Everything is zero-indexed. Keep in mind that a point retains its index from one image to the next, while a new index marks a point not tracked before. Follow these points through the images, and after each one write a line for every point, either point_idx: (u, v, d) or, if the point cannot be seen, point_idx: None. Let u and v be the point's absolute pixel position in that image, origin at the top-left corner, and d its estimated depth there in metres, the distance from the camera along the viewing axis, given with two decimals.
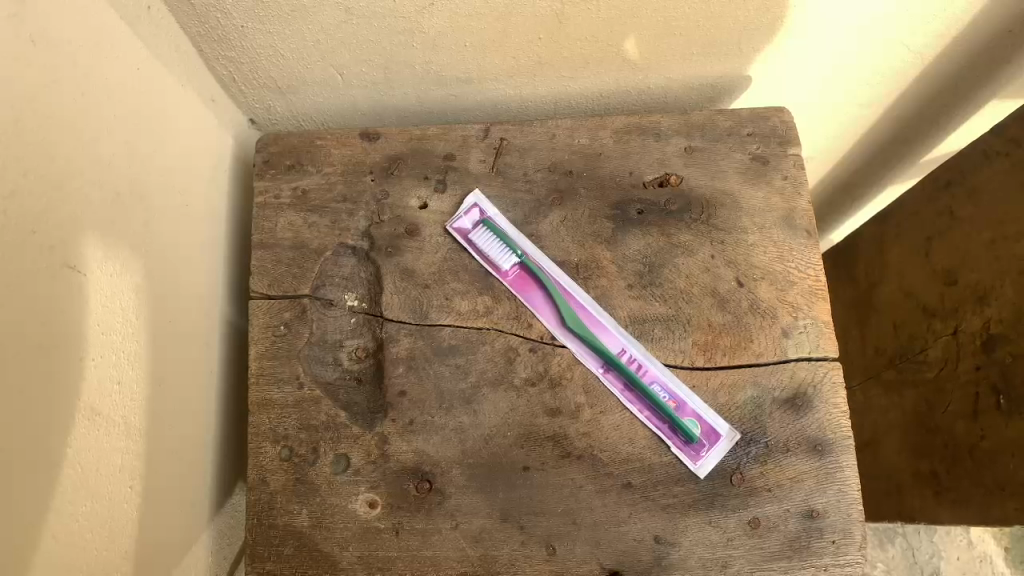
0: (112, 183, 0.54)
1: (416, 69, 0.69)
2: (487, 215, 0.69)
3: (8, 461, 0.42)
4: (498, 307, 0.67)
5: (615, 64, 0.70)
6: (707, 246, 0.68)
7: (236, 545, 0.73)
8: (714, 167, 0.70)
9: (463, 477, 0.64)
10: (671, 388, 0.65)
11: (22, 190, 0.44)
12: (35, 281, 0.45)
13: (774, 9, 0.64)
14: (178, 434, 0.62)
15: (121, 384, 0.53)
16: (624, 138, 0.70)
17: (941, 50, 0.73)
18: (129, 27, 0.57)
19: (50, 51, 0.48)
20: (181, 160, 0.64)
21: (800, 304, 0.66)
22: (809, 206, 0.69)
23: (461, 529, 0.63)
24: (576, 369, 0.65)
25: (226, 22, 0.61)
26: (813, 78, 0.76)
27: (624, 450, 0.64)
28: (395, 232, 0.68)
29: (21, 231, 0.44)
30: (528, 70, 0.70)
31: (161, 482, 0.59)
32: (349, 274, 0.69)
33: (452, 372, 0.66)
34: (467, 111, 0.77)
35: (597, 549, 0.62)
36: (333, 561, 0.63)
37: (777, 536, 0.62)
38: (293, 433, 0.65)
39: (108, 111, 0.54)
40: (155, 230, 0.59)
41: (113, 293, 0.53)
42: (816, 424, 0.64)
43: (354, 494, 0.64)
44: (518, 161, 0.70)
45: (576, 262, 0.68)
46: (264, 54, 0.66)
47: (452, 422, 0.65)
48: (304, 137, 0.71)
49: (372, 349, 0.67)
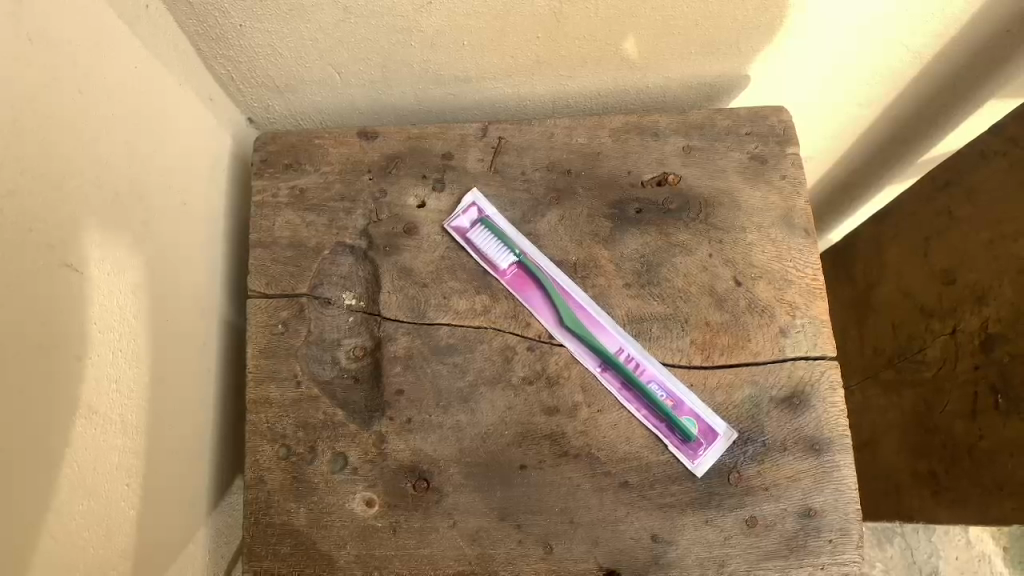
0: (110, 182, 0.54)
1: (415, 68, 0.69)
2: (485, 214, 0.69)
3: (8, 460, 0.42)
4: (496, 306, 0.67)
5: (614, 63, 0.70)
6: (705, 245, 0.68)
7: (234, 544, 0.73)
8: (712, 166, 0.70)
9: (460, 476, 0.64)
10: (668, 387, 0.65)
11: (22, 189, 0.44)
12: (34, 281, 0.45)
13: (773, 8, 0.64)
14: (177, 434, 0.62)
15: (119, 382, 0.53)
16: (622, 137, 0.70)
17: (940, 50, 0.73)
18: (128, 27, 0.57)
19: (50, 50, 0.48)
20: (180, 160, 0.64)
21: (797, 304, 0.66)
22: (807, 206, 0.69)
23: (458, 528, 0.63)
24: (573, 368, 0.66)
25: (224, 20, 0.61)
26: (811, 78, 0.76)
27: (622, 449, 0.64)
28: (393, 231, 0.68)
29: (20, 231, 0.44)
30: (526, 69, 0.70)
31: (161, 481, 0.59)
32: (347, 273, 0.69)
33: (450, 371, 0.66)
34: (465, 110, 0.77)
35: (594, 548, 0.62)
36: (331, 559, 0.63)
37: (774, 535, 0.62)
38: (291, 432, 0.65)
39: (107, 110, 0.54)
40: (154, 229, 0.59)
41: (110, 291, 0.53)
42: (814, 424, 0.64)
43: (352, 492, 0.64)
44: (516, 161, 0.70)
45: (574, 261, 0.68)
46: (263, 53, 0.66)
47: (449, 421, 0.65)
48: (302, 136, 0.71)
49: (370, 348, 0.67)
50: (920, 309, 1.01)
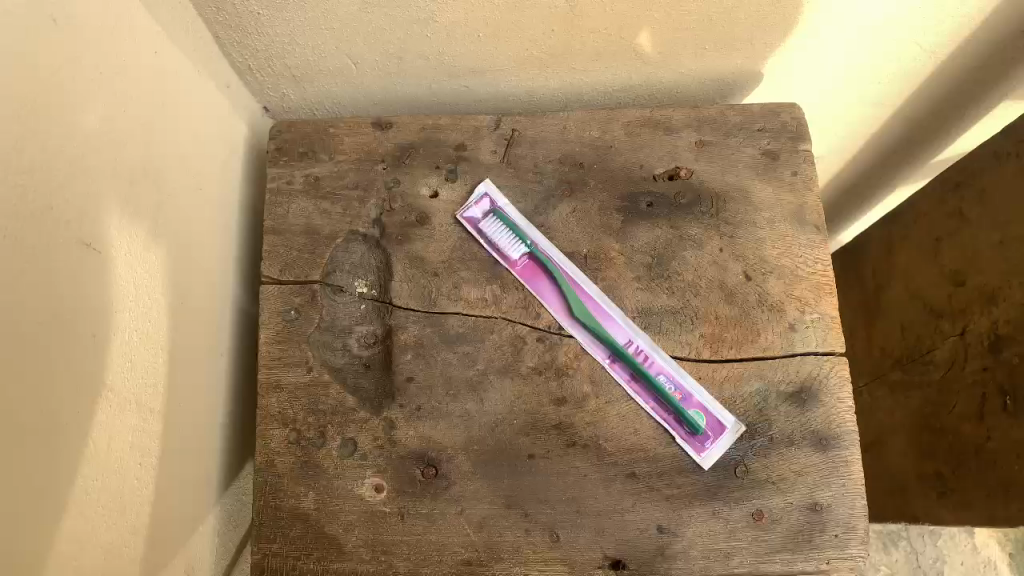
0: (124, 165, 0.54)
1: (430, 60, 0.70)
2: (497, 206, 0.69)
3: (7, 447, 0.41)
4: (507, 296, 0.67)
5: (628, 57, 0.70)
6: (716, 239, 0.68)
7: (242, 529, 0.73)
8: (724, 161, 0.70)
9: (467, 464, 0.64)
10: (676, 380, 0.65)
11: (41, 164, 0.45)
12: (45, 260, 0.45)
13: (788, 4, 0.64)
14: (188, 416, 0.62)
15: (133, 360, 0.54)
16: (635, 131, 0.71)
17: (959, 47, 0.72)
18: (149, 13, 0.58)
19: (69, 34, 0.48)
20: (194, 146, 0.65)
21: (807, 299, 0.66)
22: (817, 201, 0.69)
23: (465, 515, 0.63)
24: (582, 360, 0.66)
25: (243, 9, 0.62)
26: (824, 77, 0.76)
27: (628, 441, 0.64)
28: (406, 220, 0.69)
29: (35, 205, 0.44)
30: (540, 62, 0.71)
31: (173, 462, 0.59)
32: (360, 261, 0.69)
33: (460, 360, 0.66)
34: (479, 103, 0.77)
35: (600, 538, 0.63)
36: (338, 544, 0.63)
37: (780, 528, 0.62)
38: (301, 416, 0.66)
39: (122, 89, 0.54)
40: (166, 213, 0.60)
41: (128, 269, 0.53)
42: (821, 419, 0.64)
43: (360, 478, 0.64)
44: (529, 152, 0.71)
45: (585, 253, 0.68)
46: (281, 42, 0.66)
47: (458, 409, 0.65)
48: (317, 124, 0.72)
49: (381, 336, 0.68)
50: (982, 308, 0.94)
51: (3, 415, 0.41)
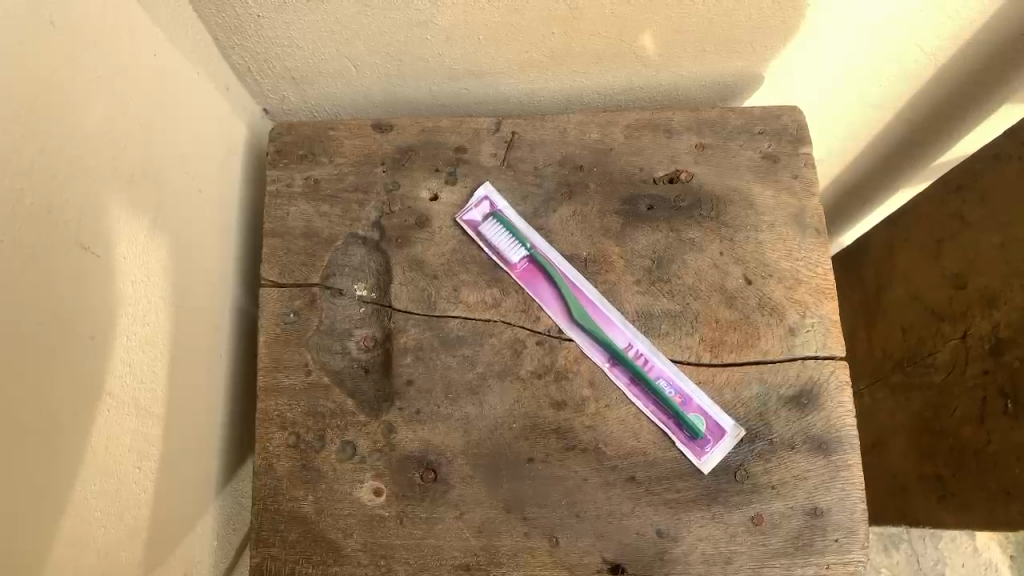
0: (124, 167, 0.54)
1: (430, 62, 0.69)
2: (497, 208, 0.69)
3: (7, 447, 0.41)
4: (506, 299, 0.67)
5: (629, 59, 0.70)
6: (716, 242, 0.68)
7: (242, 531, 0.73)
8: (725, 164, 0.70)
9: (467, 467, 0.64)
10: (675, 383, 0.65)
11: (41, 165, 0.45)
12: (45, 261, 0.45)
13: (788, 7, 0.64)
14: (188, 417, 0.62)
15: (133, 361, 0.54)
16: (635, 134, 0.71)
17: (960, 48, 0.72)
18: (148, 14, 0.58)
19: (68, 34, 0.48)
20: (195, 146, 0.65)
21: (807, 303, 0.66)
22: (818, 205, 0.69)
23: (464, 519, 0.63)
24: (582, 363, 0.66)
25: (243, 11, 0.62)
26: (825, 79, 0.76)
27: (628, 444, 0.64)
28: (406, 223, 0.69)
29: (35, 206, 0.44)
30: (540, 65, 0.70)
31: (172, 463, 0.59)
32: (359, 264, 0.69)
33: (459, 363, 0.66)
34: (479, 105, 0.77)
35: (599, 542, 0.62)
36: (337, 547, 0.63)
37: (780, 533, 0.62)
38: (300, 419, 0.66)
39: (123, 89, 0.54)
40: (166, 213, 0.60)
41: (126, 272, 0.53)
42: (821, 423, 0.64)
43: (359, 481, 0.64)
44: (529, 155, 0.70)
45: (585, 256, 0.68)
46: (281, 45, 0.66)
47: (458, 412, 0.65)
48: (316, 126, 0.72)
49: (380, 339, 0.68)
50: (983, 311, 0.92)
51: (3, 415, 0.41)
